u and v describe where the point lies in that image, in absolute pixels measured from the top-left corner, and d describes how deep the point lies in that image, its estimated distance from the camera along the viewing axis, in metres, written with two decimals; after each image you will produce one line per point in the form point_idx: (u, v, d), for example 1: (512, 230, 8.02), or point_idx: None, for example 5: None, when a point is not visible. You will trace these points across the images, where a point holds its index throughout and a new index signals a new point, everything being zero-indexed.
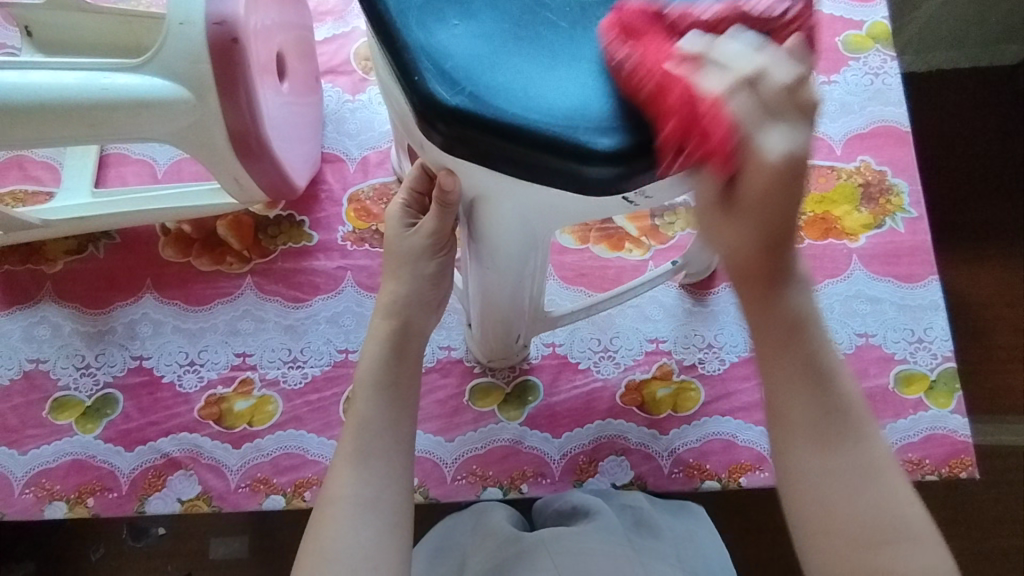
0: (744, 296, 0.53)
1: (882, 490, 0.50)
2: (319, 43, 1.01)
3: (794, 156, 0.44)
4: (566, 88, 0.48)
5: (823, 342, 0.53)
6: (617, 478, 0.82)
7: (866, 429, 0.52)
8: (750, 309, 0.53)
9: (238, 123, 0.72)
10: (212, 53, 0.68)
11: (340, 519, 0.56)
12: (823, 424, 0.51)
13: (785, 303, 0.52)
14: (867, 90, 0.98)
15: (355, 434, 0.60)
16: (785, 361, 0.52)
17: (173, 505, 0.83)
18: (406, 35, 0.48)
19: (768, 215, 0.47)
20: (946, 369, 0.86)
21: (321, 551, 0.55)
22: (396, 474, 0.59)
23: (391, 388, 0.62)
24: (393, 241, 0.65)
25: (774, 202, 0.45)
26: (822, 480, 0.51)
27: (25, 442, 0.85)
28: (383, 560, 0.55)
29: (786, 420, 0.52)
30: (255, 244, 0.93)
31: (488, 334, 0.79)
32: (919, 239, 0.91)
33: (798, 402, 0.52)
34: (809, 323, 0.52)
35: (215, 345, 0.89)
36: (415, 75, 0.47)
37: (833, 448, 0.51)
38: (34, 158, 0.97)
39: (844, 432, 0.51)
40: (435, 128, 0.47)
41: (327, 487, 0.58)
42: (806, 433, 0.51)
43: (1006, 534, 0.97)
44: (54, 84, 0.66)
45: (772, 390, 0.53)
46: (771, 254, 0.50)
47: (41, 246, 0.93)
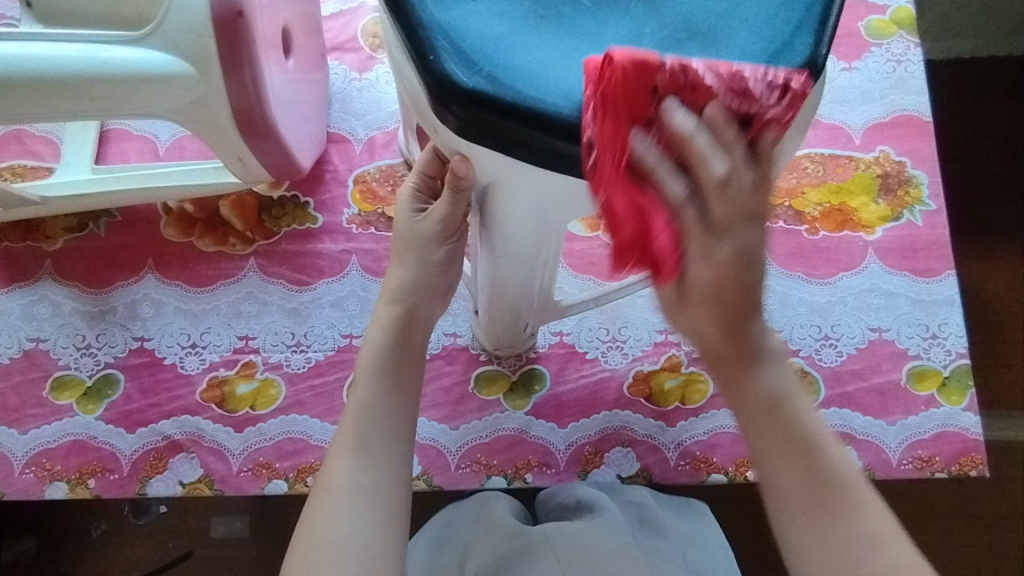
0: (717, 379, 0.56)
1: (885, 562, 0.50)
2: (326, 19, 0.98)
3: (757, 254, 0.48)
4: (588, 71, 0.45)
5: (802, 415, 0.54)
6: (623, 470, 0.81)
7: (864, 496, 0.52)
8: (723, 386, 0.55)
9: (242, 101, 0.70)
10: (216, 27, 0.66)
11: (337, 505, 0.55)
12: (816, 497, 0.52)
13: (761, 379, 0.54)
14: (889, 77, 0.95)
15: (355, 420, 0.59)
16: (771, 432, 0.54)
17: (174, 488, 0.82)
18: (422, 12, 0.46)
19: (733, 306, 0.50)
20: (960, 366, 0.84)
21: (317, 537, 0.54)
22: (394, 462, 0.58)
23: (393, 375, 0.61)
24: (402, 227, 0.63)
25: (743, 281, 0.49)
26: (820, 556, 0.51)
27: (26, 422, 0.84)
28: (378, 549, 0.54)
29: (779, 493, 0.53)
30: (258, 225, 0.91)
31: (496, 322, 0.77)
32: (938, 233, 0.89)
33: (789, 477, 0.53)
34: (791, 397, 0.54)
35: (217, 327, 0.88)
36: (431, 54, 0.45)
37: (829, 513, 0.52)
38: (33, 132, 0.94)
39: (830, 506, 0.52)
40: (450, 112, 0.45)
41: (325, 472, 0.57)
42: (800, 506, 0.52)
43: (1011, 531, 0.96)
44: (51, 56, 0.63)
45: (764, 466, 0.54)
46: (741, 335, 0.53)
47: (41, 223, 0.91)
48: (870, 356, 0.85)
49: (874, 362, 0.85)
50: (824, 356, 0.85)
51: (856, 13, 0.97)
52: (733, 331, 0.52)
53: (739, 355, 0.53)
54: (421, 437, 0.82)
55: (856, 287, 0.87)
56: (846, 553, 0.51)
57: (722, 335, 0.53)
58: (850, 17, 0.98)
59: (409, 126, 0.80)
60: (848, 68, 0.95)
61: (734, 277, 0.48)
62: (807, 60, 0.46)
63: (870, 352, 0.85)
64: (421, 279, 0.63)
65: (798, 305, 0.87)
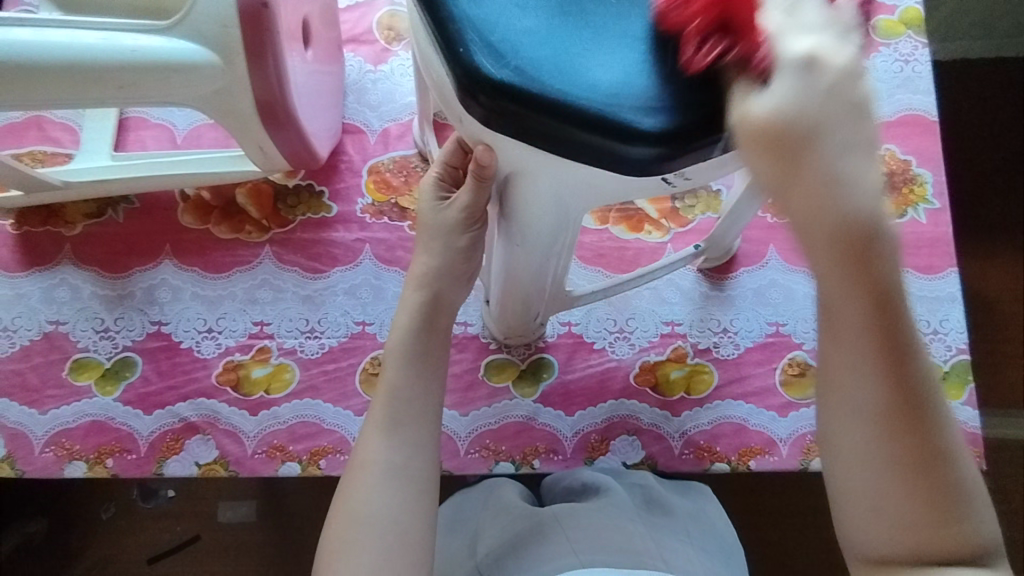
0: (812, 258, 0.45)
1: (948, 475, 0.46)
2: (342, 10, 1.00)
3: (843, 88, 0.43)
4: (610, 67, 0.47)
5: (904, 315, 0.46)
6: (628, 457, 0.83)
7: (942, 408, 0.47)
8: (816, 266, 0.45)
9: (265, 91, 0.72)
10: (241, 18, 0.67)
11: (368, 485, 0.57)
12: (891, 410, 0.46)
13: (876, 270, 0.44)
14: (896, 77, 0.96)
15: (383, 403, 0.61)
16: (851, 336, 0.46)
17: (191, 469, 0.84)
18: (452, 6, 0.47)
19: (832, 168, 0.42)
20: (960, 362, 0.86)
21: (351, 515, 0.56)
22: (422, 441, 0.60)
23: (418, 359, 0.63)
24: (424, 213, 0.65)
25: (841, 138, 0.43)
26: (878, 471, 0.47)
27: (45, 402, 0.86)
28: (408, 524, 0.56)
29: (839, 402, 0.48)
30: (273, 214, 0.93)
31: (507, 311, 0.79)
32: (941, 231, 0.91)
33: (863, 385, 0.47)
34: (898, 294, 0.45)
35: (233, 313, 0.89)
36: (460, 47, 0.46)
37: (900, 428, 0.46)
38: (53, 119, 0.96)
39: (918, 415, 0.46)
40: (476, 102, 0.47)
41: (357, 453, 0.60)
42: (874, 419, 0.47)
43: (1005, 525, 0.98)
44: (78, 44, 0.65)
45: (851, 369, 0.47)
46: (849, 211, 0.43)
47: (61, 208, 0.93)
48: None
49: None
50: None
51: None
52: (850, 211, 0.43)
53: (857, 236, 0.43)
54: None
55: None
56: (908, 471, 0.46)
57: (831, 205, 0.43)
58: None
59: (424, 117, 0.81)
60: None
61: (827, 123, 0.42)
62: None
63: None
64: (439, 266, 0.64)
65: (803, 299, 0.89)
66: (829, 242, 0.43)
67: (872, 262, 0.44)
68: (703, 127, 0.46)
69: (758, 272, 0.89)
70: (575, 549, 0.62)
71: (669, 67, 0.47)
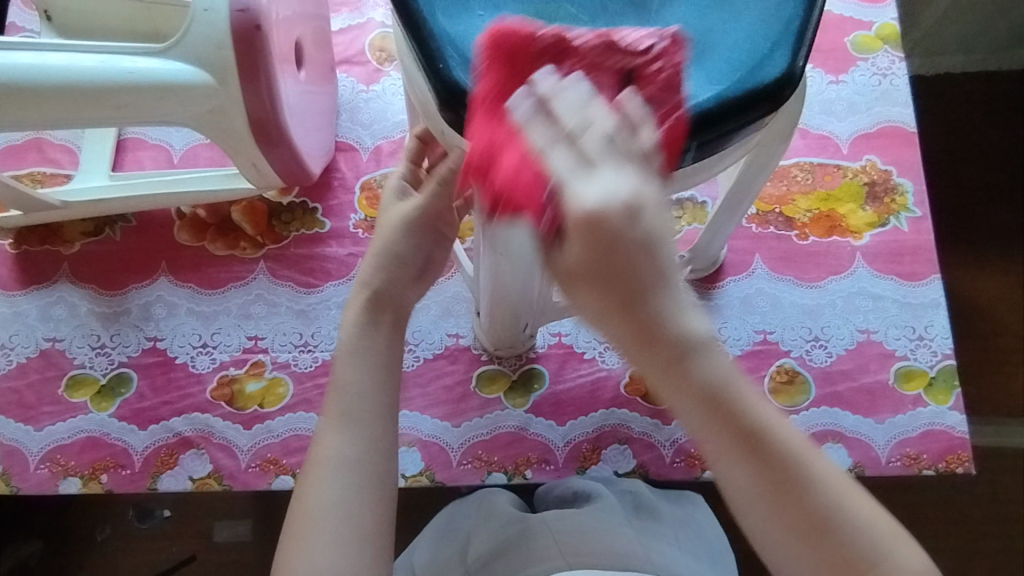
0: (647, 378, 0.45)
1: (846, 529, 0.45)
2: (335, 33, 1.03)
3: (626, 206, 0.39)
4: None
5: (745, 400, 0.45)
6: (620, 466, 0.84)
7: (823, 470, 0.45)
8: (653, 390, 0.46)
9: (258, 110, 0.74)
10: (234, 39, 0.70)
11: (325, 480, 0.57)
12: (771, 483, 0.45)
13: (693, 377, 0.44)
14: (874, 90, 0.99)
15: (337, 397, 0.60)
16: (715, 427, 0.45)
17: (184, 483, 0.85)
18: (432, 24, 0.50)
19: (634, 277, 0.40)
20: (946, 367, 0.87)
21: (308, 510, 0.56)
22: (380, 435, 0.60)
23: (372, 348, 0.62)
24: (386, 210, 0.67)
25: (615, 246, 0.39)
26: (782, 543, 0.45)
27: (41, 419, 0.87)
28: (364, 517, 0.56)
29: (728, 489, 0.46)
30: (268, 230, 0.95)
31: (497, 324, 0.80)
32: (923, 239, 0.93)
33: (739, 472, 0.45)
34: (725, 382, 0.45)
35: (228, 328, 0.91)
36: (440, 63, 0.49)
37: (778, 497, 0.45)
38: (52, 141, 0.98)
39: (784, 496, 0.45)
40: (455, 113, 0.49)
41: (315, 448, 0.60)
42: (754, 497, 0.45)
43: (997, 532, 0.99)
44: (77, 66, 0.67)
45: (715, 470, 0.47)
46: (650, 320, 0.42)
47: (59, 227, 0.94)
48: (859, 357, 0.88)
49: (862, 362, 0.88)
50: (815, 356, 0.88)
51: (843, 29, 1.01)
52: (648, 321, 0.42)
53: (668, 353, 0.43)
54: (425, 434, 0.85)
55: (844, 290, 0.90)
56: (804, 536, 0.45)
57: (637, 318, 0.42)
58: (837, 33, 1.02)
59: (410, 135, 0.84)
60: (836, 81, 0.99)
61: (625, 236, 0.39)
62: (786, 71, 0.50)
63: (859, 353, 0.88)
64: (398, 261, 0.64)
65: (790, 307, 0.90)
66: (647, 352, 0.43)
67: (689, 366, 0.43)
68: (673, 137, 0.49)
69: (744, 281, 0.91)
70: (560, 551, 0.63)
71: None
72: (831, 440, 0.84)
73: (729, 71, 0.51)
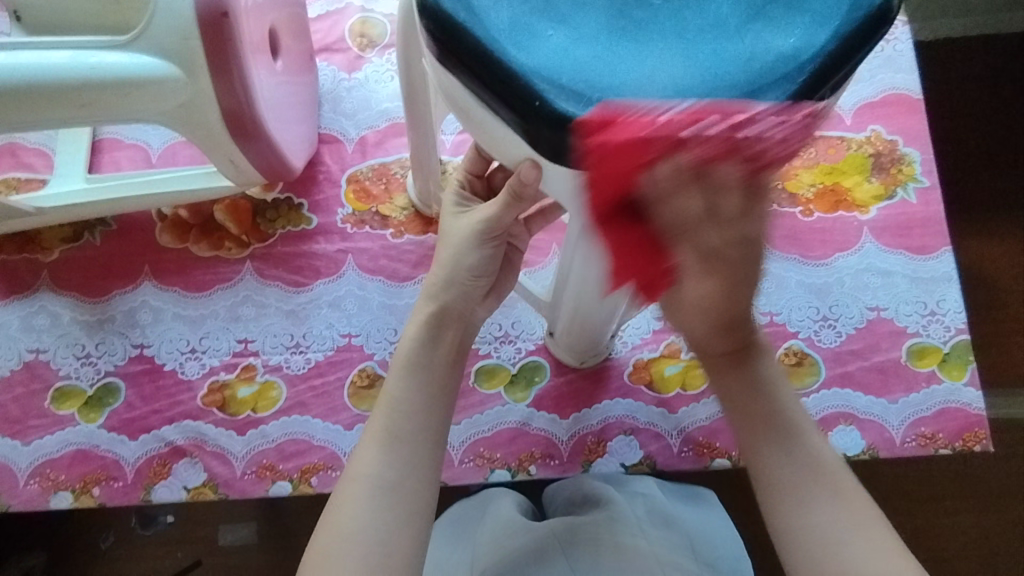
0: (705, 364, 0.61)
1: (865, 550, 0.51)
2: (313, 21, 0.99)
3: (741, 256, 0.48)
4: (693, 66, 0.48)
5: (785, 406, 0.58)
6: (626, 458, 0.81)
7: (844, 488, 0.54)
8: (711, 378, 0.61)
9: (231, 102, 0.70)
10: (201, 29, 0.66)
11: (361, 499, 0.54)
12: (803, 481, 0.55)
13: (744, 376, 0.59)
14: (877, 56, 0.95)
15: (385, 414, 0.57)
16: (758, 424, 0.57)
17: (179, 493, 0.82)
18: (507, 61, 0.48)
19: (728, 313, 0.53)
20: (960, 342, 0.84)
21: (338, 528, 0.53)
22: (421, 461, 0.56)
23: (425, 370, 0.60)
24: (451, 223, 0.67)
25: (717, 308, 0.52)
26: (801, 542, 0.53)
27: (29, 433, 0.84)
28: (394, 548, 0.52)
29: (769, 482, 0.56)
30: (253, 228, 0.91)
31: (575, 332, 0.78)
32: (932, 210, 0.89)
33: (774, 463, 0.56)
34: (778, 390, 0.59)
35: (216, 332, 0.88)
36: (536, 100, 0.47)
37: (803, 496, 0.54)
38: (26, 144, 0.94)
39: (795, 489, 0.55)
40: (572, 145, 0.47)
41: (353, 463, 0.56)
42: (783, 488, 0.55)
43: (1019, 507, 0.97)
44: (35, 64, 0.63)
45: (756, 456, 0.57)
46: (729, 334, 0.57)
47: (37, 234, 0.91)
48: (869, 336, 0.85)
49: (873, 341, 0.85)
50: (823, 337, 0.85)
51: None
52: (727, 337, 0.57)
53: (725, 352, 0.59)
54: None
55: (852, 266, 0.87)
56: (822, 541, 0.52)
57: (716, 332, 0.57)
58: None
59: (422, 175, 0.85)
60: None
61: (736, 293, 0.51)
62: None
63: (870, 331, 0.85)
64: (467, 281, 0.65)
65: (796, 287, 0.87)
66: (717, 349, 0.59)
67: (750, 372, 0.58)
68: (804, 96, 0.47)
69: None
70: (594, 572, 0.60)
71: (749, 48, 0.49)
72: (843, 422, 0.82)
73: (828, 10, 0.49)
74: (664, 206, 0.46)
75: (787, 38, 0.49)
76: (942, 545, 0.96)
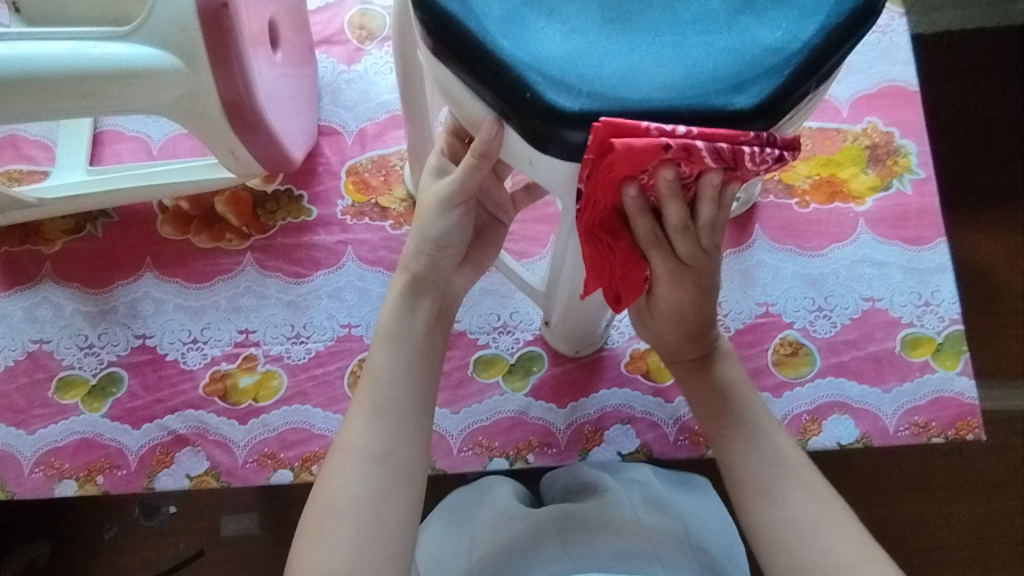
0: (678, 375, 0.69)
1: (825, 539, 0.55)
2: (312, 14, 0.99)
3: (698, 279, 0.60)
4: (681, 58, 0.49)
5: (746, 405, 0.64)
6: (623, 447, 0.82)
7: (803, 480, 0.59)
8: (682, 386, 0.69)
9: (231, 93, 0.71)
10: (201, 20, 0.67)
11: (352, 467, 0.55)
12: (766, 476, 0.59)
13: (709, 381, 0.66)
14: (874, 48, 0.95)
15: (371, 386, 0.59)
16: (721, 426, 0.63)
17: (182, 481, 0.83)
18: (499, 53, 0.48)
19: (686, 321, 0.64)
20: (953, 333, 0.85)
21: (331, 497, 0.54)
22: (408, 430, 0.58)
23: (406, 342, 0.62)
24: (424, 190, 0.65)
25: (683, 315, 0.64)
26: (769, 534, 0.57)
27: (33, 422, 0.85)
28: (387, 514, 0.54)
29: (735, 480, 0.61)
30: (253, 220, 0.92)
31: (570, 321, 0.79)
32: (928, 201, 0.90)
33: (740, 461, 0.61)
34: (740, 392, 0.65)
35: (217, 322, 0.89)
36: (528, 92, 0.48)
37: (768, 490, 0.58)
38: (28, 137, 0.95)
39: (765, 483, 0.59)
40: (562, 136, 0.48)
41: (342, 434, 0.58)
42: (747, 484, 0.59)
43: (1012, 497, 0.98)
44: (37, 54, 0.63)
45: (722, 454, 0.62)
46: (694, 342, 0.67)
47: (39, 226, 0.92)
48: (864, 326, 0.86)
49: (868, 331, 0.86)
50: (818, 327, 0.86)
51: None
52: (694, 343, 0.66)
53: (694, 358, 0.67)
54: None
55: (848, 257, 0.88)
56: (787, 531, 0.56)
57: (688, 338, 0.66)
58: None
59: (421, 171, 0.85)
60: None
61: (695, 302, 0.63)
62: None
63: (865, 322, 0.86)
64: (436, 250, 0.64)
65: (792, 277, 0.88)
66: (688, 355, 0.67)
67: (713, 376, 0.66)
68: (791, 90, 0.48)
69: (744, 254, 0.88)
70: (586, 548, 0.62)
71: (738, 41, 0.49)
72: (838, 411, 0.83)
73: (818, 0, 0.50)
74: (646, 225, 0.54)
75: (774, 30, 0.49)
76: (936, 535, 0.97)
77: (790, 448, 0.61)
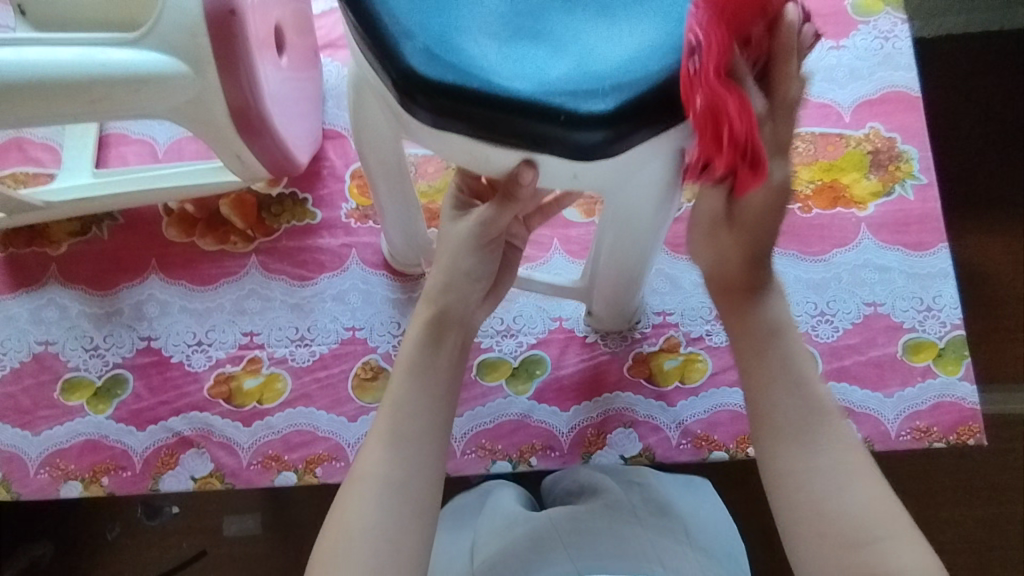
0: (724, 311, 0.66)
1: (852, 486, 0.56)
2: (317, 17, 0.99)
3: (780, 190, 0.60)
4: (669, 26, 0.54)
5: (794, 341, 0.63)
6: (626, 450, 0.83)
7: (833, 425, 0.59)
8: (728, 320, 0.65)
9: (238, 98, 0.72)
10: (209, 26, 0.67)
11: (368, 497, 0.56)
12: (805, 420, 0.59)
13: (760, 314, 0.64)
14: (877, 54, 0.96)
15: (391, 415, 0.60)
16: (763, 364, 0.62)
17: (186, 483, 0.84)
18: (518, 94, 0.51)
19: (762, 233, 0.62)
20: (955, 338, 0.85)
21: (346, 528, 0.54)
22: (426, 462, 0.58)
23: (425, 373, 0.62)
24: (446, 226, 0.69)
25: (761, 225, 0.61)
26: (796, 481, 0.57)
27: (38, 423, 0.86)
28: (404, 542, 0.55)
29: (772, 424, 0.60)
30: (258, 223, 0.93)
31: (611, 303, 0.80)
32: (929, 207, 0.90)
33: (781, 400, 0.60)
34: (785, 330, 0.63)
35: (222, 325, 0.89)
36: (562, 114, 0.51)
37: (805, 434, 0.59)
38: (33, 139, 0.96)
39: (804, 429, 0.59)
40: (608, 140, 0.51)
41: (360, 463, 0.58)
42: (785, 432, 0.59)
43: (1011, 501, 0.98)
44: (46, 61, 0.64)
45: (761, 394, 0.61)
46: (754, 268, 0.64)
47: (45, 228, 0.92)
48: (865, 331, 0.86)
49: (869, 336, 0.86)
50: (820, 331, 0.86)
51: None
52: (752, 270, 0.64)
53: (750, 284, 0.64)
54: None
55: (850, 262, 0.88)
56: (812, 480, 0.57)
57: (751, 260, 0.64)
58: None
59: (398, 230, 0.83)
60: (836, 47, 0.96)
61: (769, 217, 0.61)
62: None
63: (866, 326, 0.86)
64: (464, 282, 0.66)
65: (794, 282, 0.88)
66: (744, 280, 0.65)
67: (761, 311, 0.64)
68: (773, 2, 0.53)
69: None
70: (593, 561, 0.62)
71: None
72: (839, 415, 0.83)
73: None
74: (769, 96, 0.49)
75: None
76: (936, 539, 0.97)
77: (828, 395, 0.60)
